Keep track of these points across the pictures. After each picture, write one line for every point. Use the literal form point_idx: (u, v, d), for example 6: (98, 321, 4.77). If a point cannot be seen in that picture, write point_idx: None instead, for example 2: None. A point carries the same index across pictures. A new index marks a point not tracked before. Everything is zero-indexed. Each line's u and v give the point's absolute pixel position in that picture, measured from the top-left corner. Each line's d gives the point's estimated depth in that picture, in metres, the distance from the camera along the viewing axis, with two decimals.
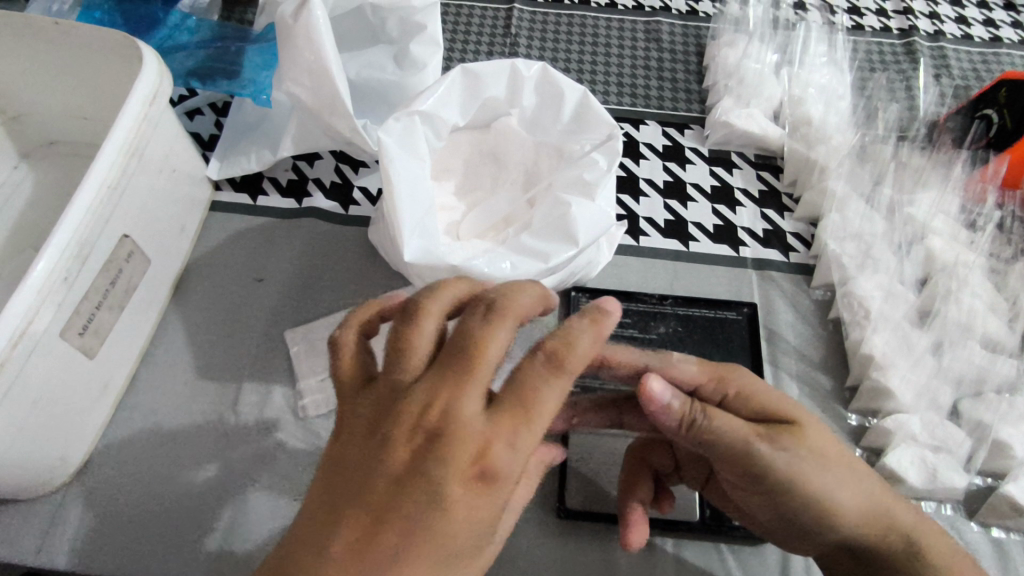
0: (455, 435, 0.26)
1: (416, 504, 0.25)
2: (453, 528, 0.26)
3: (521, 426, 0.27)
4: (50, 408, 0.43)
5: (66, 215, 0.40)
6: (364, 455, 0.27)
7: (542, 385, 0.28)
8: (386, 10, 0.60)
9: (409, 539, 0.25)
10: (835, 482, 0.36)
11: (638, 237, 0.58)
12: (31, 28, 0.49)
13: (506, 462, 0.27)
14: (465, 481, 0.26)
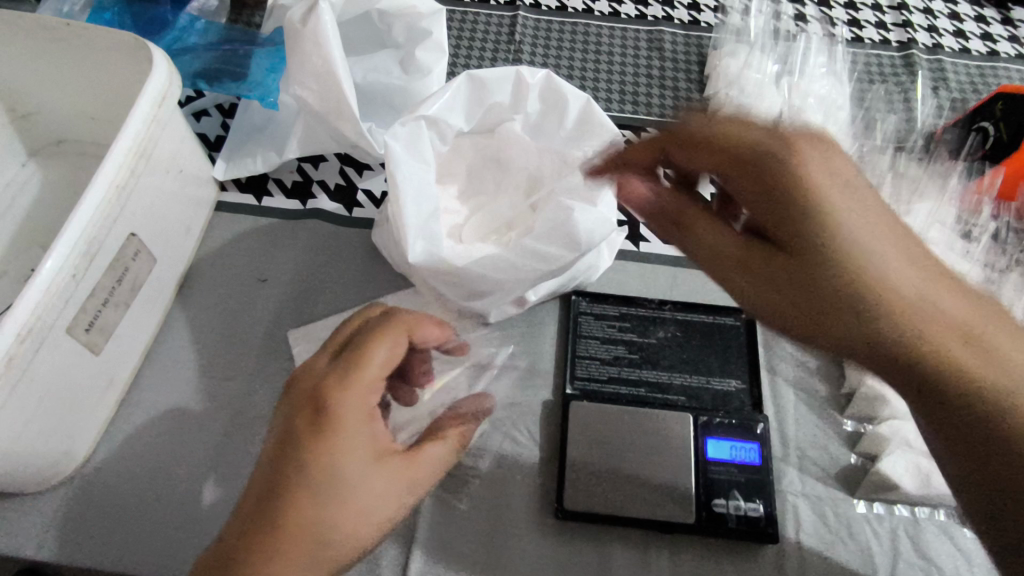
0: (315, 389, 0.40)
1: (294, 459, 0.37)
2: (328, 483, 0.37)
3: (345, 382, 0.40)
4: (55, 403, 0.43)
5: (75, 213, 0.41)
6: (286, 422, 0.39)
7: (369, 353, 0.41)
8: (393, 16, 0.61)
9: (315, 491, 0.37)
10: (897, 253, 0.32)
11: (638, 243, 0.59)
12: (41, 28, 0.50)
13: (340, 403, 0.39)
14: (309, 423, 0.38)
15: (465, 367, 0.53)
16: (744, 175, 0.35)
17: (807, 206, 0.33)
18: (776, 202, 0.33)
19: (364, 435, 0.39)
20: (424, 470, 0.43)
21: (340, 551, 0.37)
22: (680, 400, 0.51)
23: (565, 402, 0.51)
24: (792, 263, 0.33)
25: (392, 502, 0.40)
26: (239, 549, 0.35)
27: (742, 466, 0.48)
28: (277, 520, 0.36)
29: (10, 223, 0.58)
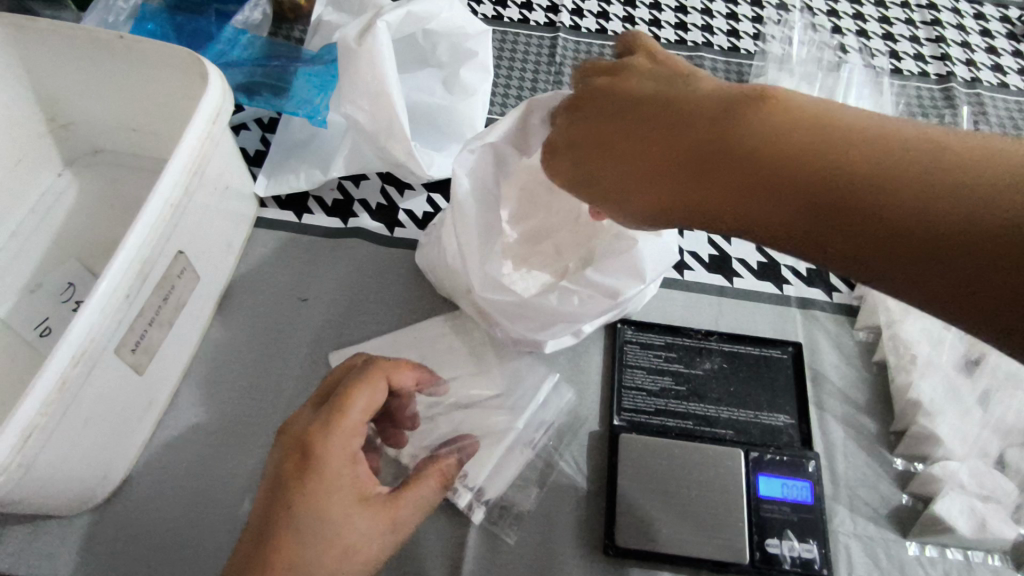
0: (293, 437, 0.38)
1: (279, 503, 0.37)
2: (306, 532, 0.36)
3: (327, 429, 0.38)
4: (98, 426, 0.42)
5: (131, 234, 0.40)
6: (271, 468, 0.38)
7: (350, 398, 0.39)
8: (439, 34, 0.60)
9: (293, 540, 0.36)
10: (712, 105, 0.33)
11: (683, 271, 0.59)
12: (88, 38, 0.49)
13: (322, 447, 0.37)
14: (292, 465, 0.37)
15: (510, 395, 0.52)
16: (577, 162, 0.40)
17: (631, 133, 0.36)
18: (607, 141, 0.38)
19: (345, 476, 0.38)
20: (404, 511, 0.40)
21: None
22: (728, 434, 0.50)
23: (612, 434, 0.50)
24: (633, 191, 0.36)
25: (373, 545, 0.38)
26: None
27: (795, 505, 0.47)
28: (261, 571, 0.35)
29: (45, 234, 0.57)
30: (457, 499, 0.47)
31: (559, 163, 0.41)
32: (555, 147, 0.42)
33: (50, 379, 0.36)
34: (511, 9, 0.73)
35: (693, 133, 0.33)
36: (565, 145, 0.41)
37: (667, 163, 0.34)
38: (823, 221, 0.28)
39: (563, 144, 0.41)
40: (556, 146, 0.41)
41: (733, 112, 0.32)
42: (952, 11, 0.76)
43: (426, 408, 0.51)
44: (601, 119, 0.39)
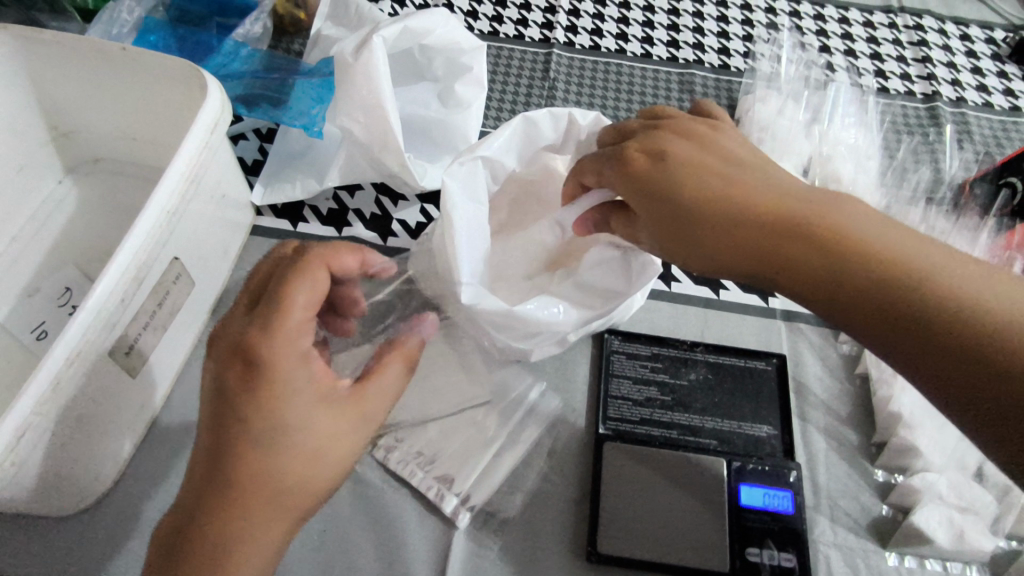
0: (231, 342, 0.37)
1: (234, 419, 0.36)
2: (272, 438, 0.36)
3: (268, 329, 0.36)
4: (91, 427, 0.43)
5: (128, 240, 0.41)
6: (215, 377, 0.37)
7: (287, 294, 0.37)
8: (434, 50, 0.61)
9: (262, 447, 0.36)
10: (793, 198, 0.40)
11: (670, 282, 0.60)
12: (90, 49, 0.50)
13: (267, 356, 0.36)
14: (240, 377, 0.36)
15: (497, 402, 0.53)
16: (660, 181, 0.42)
17: (728, 182, 0.41)
18: (699, 177, 0.41)
19: (302, 377, 0.37)
20: (370, 403, 0.40)
21: (302, 495, 0.37)
22: (712, 444, 0.51)
23: (597, 442, 0.51)
24: (717, 227, 0.40)
25: (347, 440, 0.39)
26: (206, 508, 0.35)
27: (776, 514, 0.48)
28: (232, 479, 0.35)
29: (45, 239, 0.58)
30: (443, 504, 0.48)
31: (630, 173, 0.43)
32: (629, 159, 0.43)
33: (45, 380, 0.37)
34: (507, 25, 0.74)
35: (790, 208, 0.39)
36: (645, 160, 0.43)
37: (763, 222, 0.39)
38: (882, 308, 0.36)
39: (639, 157, 0.43)
40: (626, 157, 0.43)
41: (823, 205, 0.39)
42: (939, 31, 0.78)
43: (415, 413, 0.52)
44: (688, 161, 0.42)
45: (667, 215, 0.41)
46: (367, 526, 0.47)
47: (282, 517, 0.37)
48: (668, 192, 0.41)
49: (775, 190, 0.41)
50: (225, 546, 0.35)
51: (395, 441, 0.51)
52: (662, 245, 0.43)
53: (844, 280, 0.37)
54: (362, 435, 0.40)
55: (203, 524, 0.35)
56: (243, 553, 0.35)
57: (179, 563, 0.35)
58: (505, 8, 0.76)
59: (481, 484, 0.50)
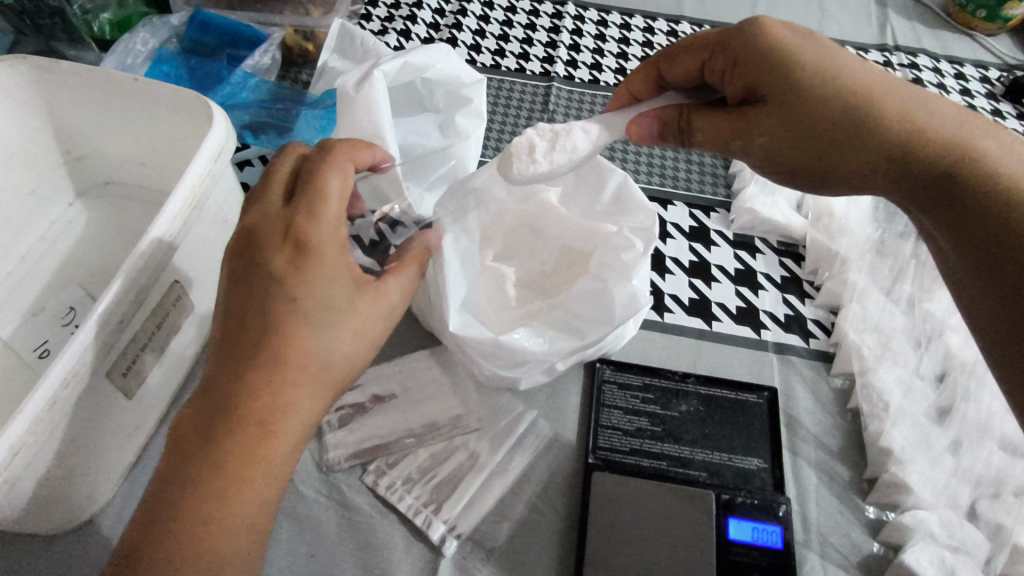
0: (268, 228, 0.38)
1: (279, 299, 0.36)
2: (313, 316, 0.36)
3: (314, 208, 0.38)
4: (86, 446, 0.44)
5: (129, 262, 0.42)
6: (251, 263, 0.37)
7: (324, 179, 0.39)
8: (436, 83, 0.64)
9: (304, 328, 0.36)
10: (932, 113, 0.42)
11: (663, 313, 0.60)
12: (104, 79, 0.52)
13: (316, 236, 0.37)
14: (288, 257, 0.37)
15: (488, 429, 0.54)
16: (807, 55, 0.41)
17: (878, 78, 0.42)
18: (844, 62, 0.42)
19: (340, 262, 0.38)
20: (396, 296, 0.41)
21: (335, 374, 0.38)
22: (701, 476, 0.51)
23: (587, 471, 0.51)
24: (857, 114, 0.41)
25: (377, 323, 0.40)
26: (232, 400, 0.34)
27: (765, 550, 0.47)
28: (269, 361, 0.35)
29: (52, 260, 0.60)
30: (431, 531, 0.48)
31: (766, 45, 0.41)
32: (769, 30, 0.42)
33: (42, 398, 0.38)
34: (509, 58, 0.76)
35: (929, 120, 0.42)
36: (784, 31, 0.42)
37: (898, 111, 0.41)
38: (977, 205, 0.41)
39: (777, 29, 0.42)
40: (764, 26, 0.42)
41: (958, 129, 0.42)
42: (933, 70, 0.79)
43: (407, 436, 0.53)
44: (840, 51, 0.42)
45: (803, 96, 0.41)
46: (354, 552, 0.47)
47: (316, 396, 0.37)
48: (813, 69, 0.41)
49: (899, 85, 0.43)
50: (263, 419, 0.35)
51: (386, 466, 0.51)
52: (785, 132, 0.42)
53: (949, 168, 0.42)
54: (387, 325, 0.41)
55: (229, 421, 0.34)
56: (274, 446, 0.35)
57: (210, 451, 0.34)
58: (507, 43, 0.78)
59: (468, 513, 0.50)
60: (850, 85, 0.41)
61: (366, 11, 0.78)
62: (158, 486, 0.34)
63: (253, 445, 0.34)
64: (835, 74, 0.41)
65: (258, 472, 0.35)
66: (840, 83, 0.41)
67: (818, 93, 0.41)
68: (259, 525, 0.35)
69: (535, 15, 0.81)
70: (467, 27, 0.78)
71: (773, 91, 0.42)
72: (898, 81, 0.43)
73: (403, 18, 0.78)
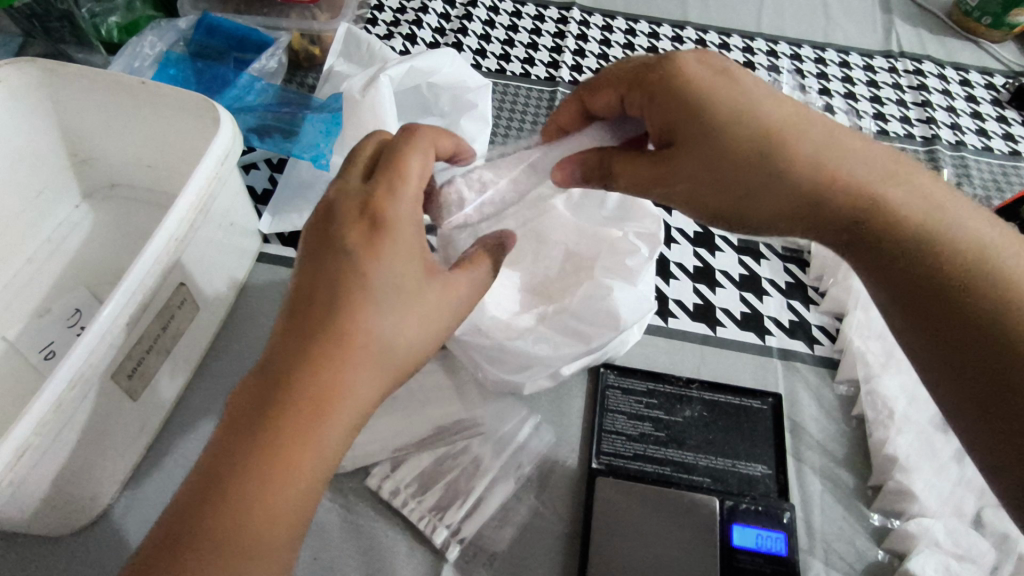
0: (347, 206, 0.38)
1: (351, 275, 0.35)
2: (382, 297, 0.36)
3: (393, 188, 0.38)
4: (91, 447, 0.44)
5: (136, 264, 0.42)
6: (327, 239, 0.37)
7: (405, 160, 0.39)
8: (442, 88, 0.63)
9: (374, 308, 0.35)
10: (854, 159, 0.40)
11: (667, 318, 0.60)
12: (112, 83, 0.52)
13: (393, 216, 0.37)
14: (363, 233, 0.36)
15: (491, 433, 0.54)
16: (722, 99, 0.40)
17: (796, 121, 0.41)
18: (758, 104, 0.40)
19: (414, 245, 0.38)
20: (464, 287, 0.41)
21: (396, 364, 0.37)
22: (705, 482, 0.51)
23: (590, 477, 0.51)
24: (774, 161, 0.40)
25: (441, 317, 0.39)
26: (294, 377, 0.33)
27: (769, 556, 0.47)
28: (335, 339, 0.34)
29: (58, 262, 0.60)
30: (434, 535, 0.48)
31: (680, 92, 0.41)
32: (681, 71, 0.41)
33: (47, 400, 0.38)
34: (514, 63, 0.77)
35: (847, 168, 0.40)
36: (692, 73, 0.41)
37: (814, 158, 0.40)
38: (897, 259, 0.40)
39: (691, 69, 0.41)
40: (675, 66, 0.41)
41: (881, 177, 0.40)
42: (938, 76, 0.79)
43: (409, 440, 0.52)
44: (755, 92, 0.41)
45: (712, 143, 0.40)
46: (358, 556, 0.47)
47: (375, 384, 0.36)
48: (724, 117, 0.40)
49: (823, 125, 0.41)
50: (319, 400, 0.33)
51: (389, 469, 0.51)
52: (700, 180, 0.41)
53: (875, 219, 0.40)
54: (453, 321, 0.40)
55: (287, 398, 0.33)
56: (328, 430, 0.34)
57: (263, 429, 0.33)
58: (512, 47, 0.78)
59: (471, 517, 0.50)
60: (762, 132, 0.40)
61: (372, 15, 0.79)
62: (202, 466, 0.33)
63: (305, 427, 0.33)
64: (751, 119, 0.40)
65: (309, 455, 0.33)
66: (750, 129, 0.40)
67: (724, 145, 0.40)
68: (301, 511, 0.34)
69: (540, 20, 0.82)
70: (472, 32, 0.79)
71: (687, 137, 0.41)
72: (822, 122, 0.41)
73: (408, 23, 0.78)
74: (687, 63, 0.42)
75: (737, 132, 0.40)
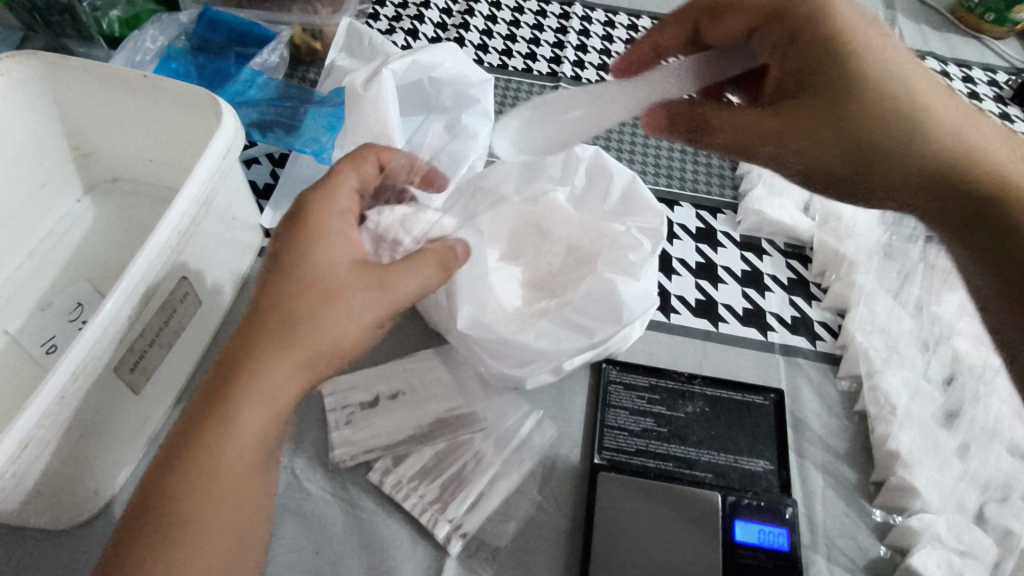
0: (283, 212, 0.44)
1: (270, 266, 0.40)
2: (291, 280, 0.39)
3: (312, 189, 0.43)
4: (93, 441, 0.44)
5: (139, 257, 0.42)
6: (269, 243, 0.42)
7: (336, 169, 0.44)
8: (443, 82, 0.63)
9: (283, 291, 0.38)
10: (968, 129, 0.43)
11: (669, 314, 0.60)
12: (114, 76, 0.52)
13: (307, 210, 0.41)
14: (285, 228, 0.41)
15: (494, 429, 0.54)
16: (870, 60, 0.41)
17: (916, 92, 0.42)
18: (894, 67, 0.42)
19: (336, 236, 0.41)
20: (395, 281, 0.41)
21: (310, 342, 0.38)
22: (708, 477, 0.51)
23: (592, 472, 0.51)
24: (911, 121, 0.42)
25: (355, 299, 0.40)
26: (226, 359, 0.38)
27: (771, 552, 0.47)
28: (254, 320, 0.38)
29: (60, 256, 0.60)
30: (436, 530, 0.48)
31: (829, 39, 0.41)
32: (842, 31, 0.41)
33: (50, 393, 0.38)
34: (516, 58, 0.76)
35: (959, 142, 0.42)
36: (843, 21, 0.42)
37: (938, 124, 0.42)
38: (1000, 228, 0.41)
39: (838, 20, 0.42)
40: (828, 15, 0.42)
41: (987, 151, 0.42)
42: (941, 73, 0.79)
43: (412, 435, 0.52)
44: (895, 54, 0.42)
45: (846, 106, 0.41)
46: (360, 550, 0.47)
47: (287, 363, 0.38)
48: (872, 81, 0.41)
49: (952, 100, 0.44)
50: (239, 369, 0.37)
51: (391, 464, 0.51)
52: (808, 141, 0.42)
53: (969, 187, 0.42)
54: (381, 310, 0.41)
55: (215, 377, 0.37)
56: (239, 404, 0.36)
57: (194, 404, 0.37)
58: (515, 42, 0.78)
59: (473, 512, 0.50)
60: (891, 100, 0.41)
61: (374, 10, 0.78)
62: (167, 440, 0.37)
63: (229, 394, 0.36)
64: (892, 81, 0.41)
65: (230, 423, 0.36)
66: (888, 98, 0.41)
67: (867, 107, 0.41)
68: (240, 469, 0.36)
69: (543, 15, 0.81)
70: (475, 27, 0.78)
71: (821, 92, 0.42)
72: (931, 89, 0.43)
73: (411, 18, 0.78)
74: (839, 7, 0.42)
75: (885, 92, 0.41)
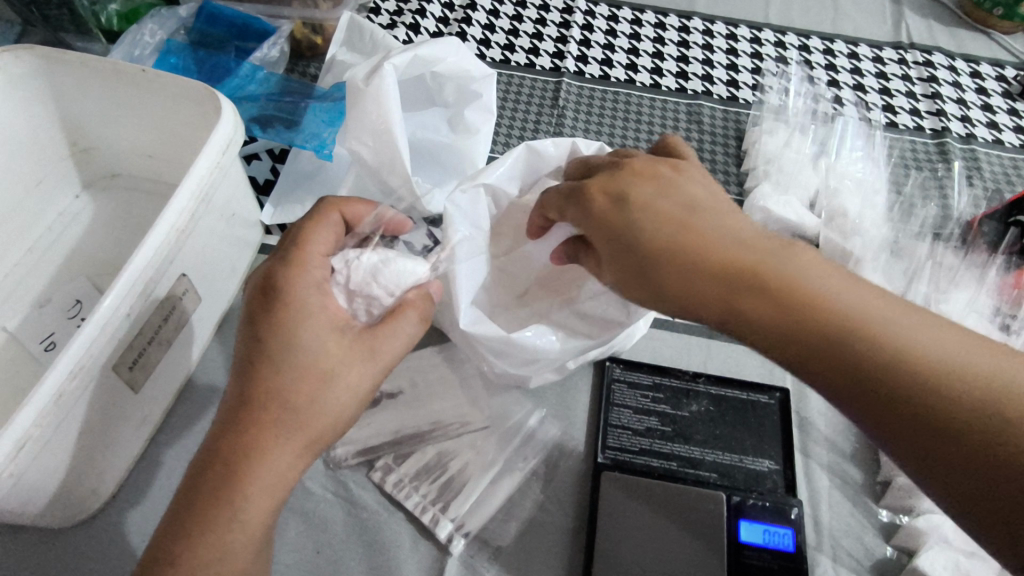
0: (251, 284, 0.42)
1: (255, 345, 0.39)
2: (283, 362, 0.38)
3: (285, 259, 0.42)
4: (92, 441, 0.43)
5: (136, 256, 0.41)
6: (242, 320, 0.41)
7: (306, 235, 0.43)
8: (445, 77, 0.62)
9: (274, 374, 0.38)
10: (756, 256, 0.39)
11: None
12: (112, 70, 0.51)
13: (283, 283, 0.40)
14: (261, 305, 0.40)
15: (497, 427, 0.53)
16: (622, 219, 0.42)
17: (665, 230, 0.41)
18: (645, 214, 0.42)
19: (317, 305, 0.40)
20: (387, 343, 0.42)
21: (312, 422, 0.39)
22: (712, 477, 0.50)
23: (595, 471, 0.50)
24: (692, 269, 0.40)
25: (352, 370, 0.40)
26: (220, 446, 0.37)
27: (776, 552, 0.47)
28: (246, 407, 0.38)
29: (58, 252, 0.59)
30: (438, 530, 0.48)
31: (592, 201, 0.43)
32: (593, 192, 0.44)
33: (47, 392, 0.37)
34: (518, 53, 0.76)
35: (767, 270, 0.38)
36: (603, 185, 0.44)
37: (712, 261, 0.39)
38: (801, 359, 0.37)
39: (601, 189, 0.43)
40: (613, 182, 0.44)
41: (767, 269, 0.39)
42: (949, 68, 0.78)
43: (414, 434, 0.52)
44: (651, 200, 0.42)
45: (636, 259, 0.41)
46: (361, 551, 0.47)
47: (290, 443, 0.38)
48: (633, 232, 0.41)
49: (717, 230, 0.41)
50: (241, 460, 0.37)
51: (392, 463, 0.50)
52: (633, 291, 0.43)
53: (791, 328, 0.37)
54: (375, 376, 0.42)
55: (210, 468, 0.37)
56: (244, 494, 0.36)
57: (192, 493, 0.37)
58: (517, 38, 0.77)
59: (475, 511, 0.49)
60: (654, 250, 0.41)
61: (375, 5, 0.78)
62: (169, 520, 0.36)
63: (230, 489, 0.36)
64: (639, 229, 0.41)
65: (238, 509, 0.36)
66: (658, 245, 0.41)
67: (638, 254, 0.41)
68: (249, 552, 0.37)
69: (545, 10, 0.80)
70: (476, 21, 0.77)
71: (612, 252, 0.43)
72: (695, 226, 0.41)
73: (412, 12, 0.77)
74: (630, 167, 0.44)
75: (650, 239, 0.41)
